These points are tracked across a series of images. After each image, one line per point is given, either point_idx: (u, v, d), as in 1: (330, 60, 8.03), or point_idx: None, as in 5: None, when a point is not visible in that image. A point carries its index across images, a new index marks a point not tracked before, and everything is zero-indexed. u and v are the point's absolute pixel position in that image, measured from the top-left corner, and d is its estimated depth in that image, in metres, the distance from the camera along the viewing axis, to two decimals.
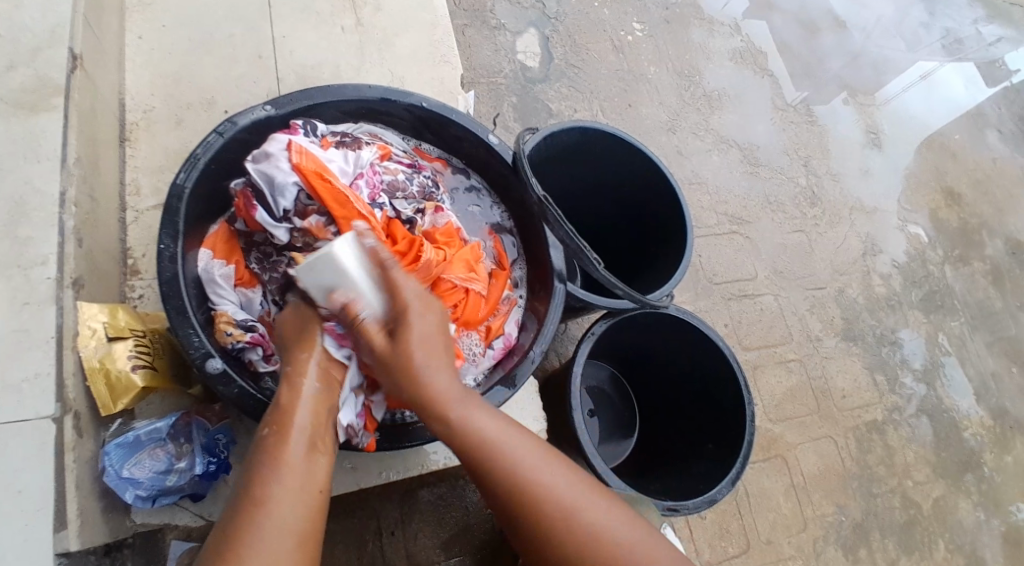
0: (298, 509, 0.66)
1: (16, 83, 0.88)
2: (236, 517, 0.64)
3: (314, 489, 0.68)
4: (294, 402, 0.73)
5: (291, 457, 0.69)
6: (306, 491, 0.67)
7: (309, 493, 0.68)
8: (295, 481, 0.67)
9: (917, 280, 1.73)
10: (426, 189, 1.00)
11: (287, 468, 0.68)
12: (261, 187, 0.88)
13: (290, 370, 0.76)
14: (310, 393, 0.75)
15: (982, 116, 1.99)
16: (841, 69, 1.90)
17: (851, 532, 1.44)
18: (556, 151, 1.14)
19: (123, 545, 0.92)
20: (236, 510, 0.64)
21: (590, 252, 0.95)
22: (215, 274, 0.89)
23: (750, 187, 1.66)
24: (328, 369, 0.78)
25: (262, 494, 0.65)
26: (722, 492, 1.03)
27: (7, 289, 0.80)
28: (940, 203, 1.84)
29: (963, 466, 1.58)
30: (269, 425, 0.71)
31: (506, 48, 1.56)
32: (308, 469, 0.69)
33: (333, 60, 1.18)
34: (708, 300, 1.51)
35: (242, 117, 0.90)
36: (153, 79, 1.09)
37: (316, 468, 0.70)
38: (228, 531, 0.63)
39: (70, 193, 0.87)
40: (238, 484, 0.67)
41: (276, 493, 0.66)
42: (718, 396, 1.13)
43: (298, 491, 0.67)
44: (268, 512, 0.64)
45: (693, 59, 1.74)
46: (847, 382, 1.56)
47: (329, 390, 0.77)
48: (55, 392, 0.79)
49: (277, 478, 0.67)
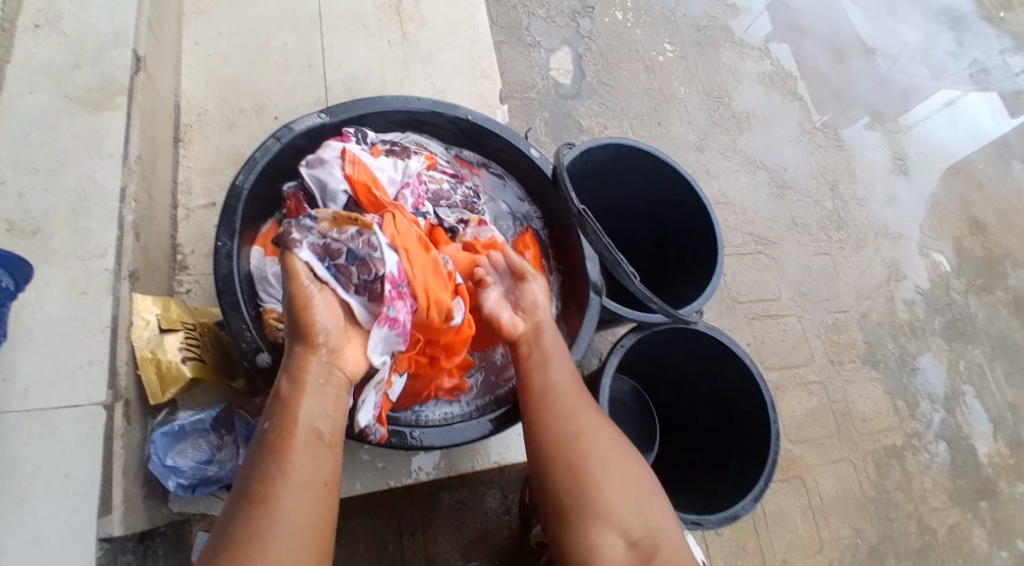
0: (304, 507, 0.66)
1: (83, 83, 0.93)
2: (241, 513, 0.64)
3: (318, 485, 0.68)
4: (294, 396, 0.72)
5: (294, 447, 0.69)
6: (306, 486, 0.67)
7: (313, 487, 0.68)
8: (300, 479, 0.68)
9: (940, 307, 1.73)
10: (469, 200, 1.03)
11: (291, 463, 0.68)
12: (314, 192, 0.92)
13: (289, 363, 0.75)
14: (311, 386, 0.74)
15: (1009, 147, 2.00)
16: (869, 96, 1.92)
17: (867, 555, 1.44)
18: (592, 166, 1.17)
19: (158, 534, 0.95)
20: (239, 507, 0.65)
21: (627, 265, 0.97)
22: (267, 272, 0.91)
23: (776, 209, 1.68)
24: (331, 365, 0.76)
25: (263, 494, 0.65)
26: (745, 509, 1.04)
27: (67, 279, 0.84)
28: (964, 231, 1.85)
29: (981, 495, 1.58)
30: (272, 418, 0.71)
31: (540, 64, 1.60)
32: (312, 461, 0.69)
33: (379, 70, 1.22)
34: (732, 318, 1.53)
35: (298, 124, 0.93)
36: (207, 83, 1.13)
37: (319, 461, 0.70)
38: (232, 535, 0.63)
39: (129, 189, 0.91)
40: (242, 480, 0.67)
41: (277, 493, 0.65)
42: (745, 413, 1.15)
43: (302, 488, 0.67)
44: (271, 514, 0.64)
45: (723, 81, 1.76)
46: (867, 406, 1.57)
47: (333, 384, 0.76)
48: (108, 379, 0.82)
49: (283, 477, 0.67)
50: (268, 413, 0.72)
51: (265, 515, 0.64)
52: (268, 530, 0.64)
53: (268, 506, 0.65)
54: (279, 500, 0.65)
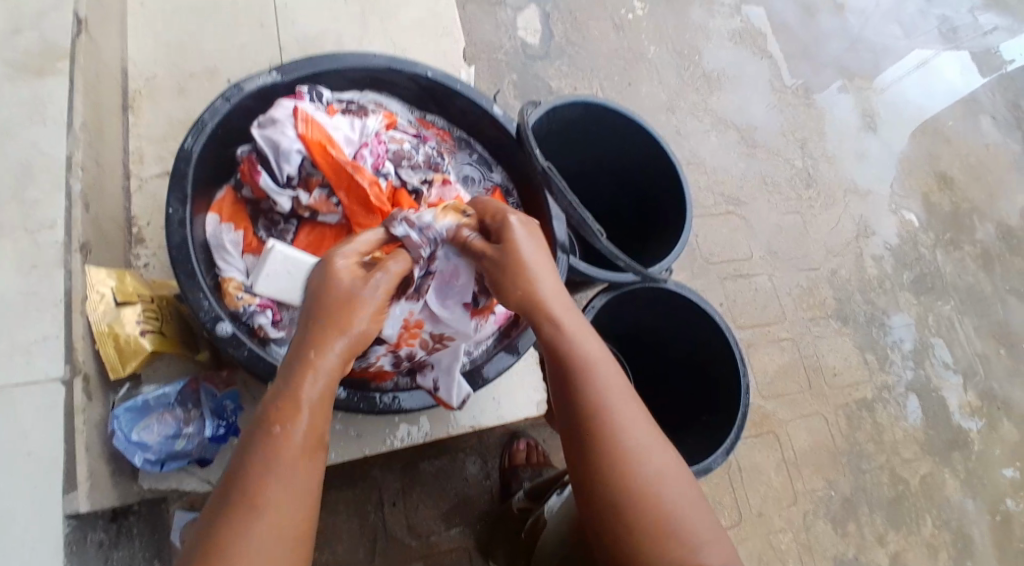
0: (294, 508, 0.59)
1: (21, 46, 0.88)
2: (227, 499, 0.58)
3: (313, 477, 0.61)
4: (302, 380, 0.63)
5: (295, 434, 0.61)
6: (304, 479, 0.60)
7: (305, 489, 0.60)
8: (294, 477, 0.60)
9: (909, 262, 1.75)
10: (432, 160, 1.00)
11: (283, 456, 0.60)
12: (267, 153, 0.89)
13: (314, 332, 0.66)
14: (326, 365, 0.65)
15: (977, 103, 2.01)
16: (839, 53, 1.91)
17: (840, 506, 1.47)
18: (559, 126, 1.15)
19: (129, 512, 0.93)
20: (226, 493, 0.58)
21: (592, 222, 0.96)
22: (224, 240, 0.90)
23: (747, 167, 1.67)
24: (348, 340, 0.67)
25: (255, 488, 0.58)
26: (717, 462, 1.05)
27: (15, 252, 0.81)
28: (933, 187, 1.86)
29: (950, 444, 1.62)
30: (276, 403, 0.62)
31: (506, 25, 1.56)
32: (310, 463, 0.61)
33: (336, 32, 1.18)
34: (704, 278, 1.53)
35: (248, 83, 0.90)
36: (156, 48, 1.09)
37: (312, 462, 0.61)
38: (212, 522, 0.58)
39: (76, 157, 0.87)
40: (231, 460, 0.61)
41: (273, 486, 0.58)
42: (718, 370, 1.15)
43: (292, 484, 0.59)
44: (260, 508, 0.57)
45: (692, 39, 1.74)
46: (838, 360, 1.59)
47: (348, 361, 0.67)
48: (65, 353, 0.79)
49: (276, 475, 0.59)
50: (270, 391, 0.64)
51: (251, 514, 0.57)
52: (256, 527, 0.57)
53: (255, 498, 0.58)
54: (268, 497, 0.58)
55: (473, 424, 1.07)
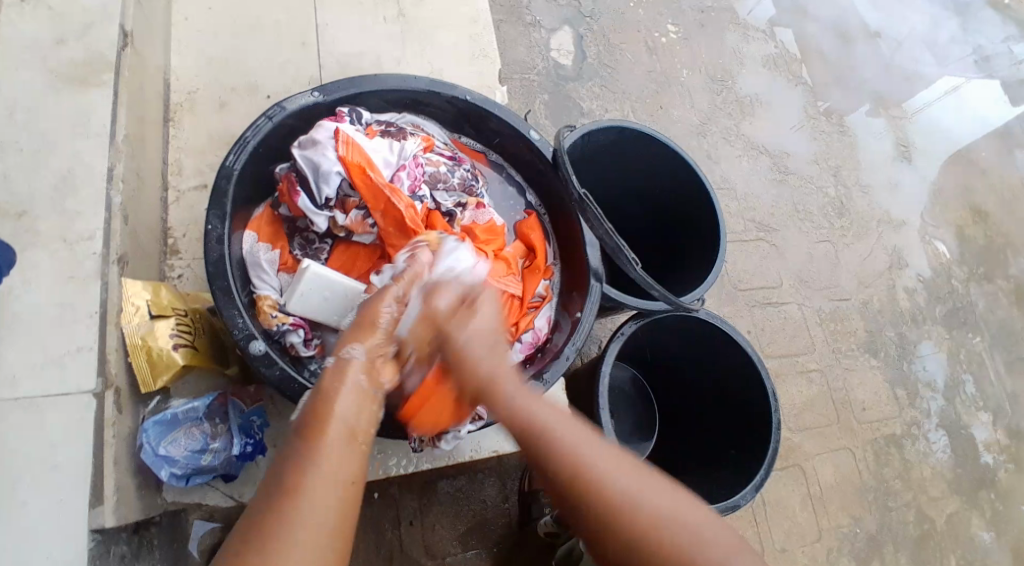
0: (331, 510, 0.58)
1: (67, 58, 0.89)
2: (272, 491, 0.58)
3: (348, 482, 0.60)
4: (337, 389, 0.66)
5: (327, 440, 0.61)
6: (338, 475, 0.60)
7: (330, 507, 0.58)
8: (325, 496, 0.58)
9: (942, 296, 1.72)
10: (467, 182, 1.02)
11: (323, 461, 0.60)
12: (306, 173, 0.90)
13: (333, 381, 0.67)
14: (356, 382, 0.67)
15: (1011, 135, 1.98)
16: (874, 81, 1.89)
17: (865, 544, 1.44)
18: (592, 149, 1.14)
19: (151, 523, 0.91)
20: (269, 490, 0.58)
21: (629, 251, 0.97)
22: (260, 258, 0.90)
23: (779, 194, 1.65)
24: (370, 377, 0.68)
25: (297, 479, 0.58)
26: (745, 498, 1.03)
27: (53, 263, 0.81)
28: (967, 220, 1.83)
29: (979, 485, 1.58)
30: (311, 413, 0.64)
31: (540, 44, 1.56)
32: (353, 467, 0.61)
33: (374, 49, 1.19)
34: (733, 306, 1.51)
35: (291, 102, 0.91)
36: (197, 61, 1.10)
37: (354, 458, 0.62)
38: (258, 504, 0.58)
39: (117, 169, 0.88)
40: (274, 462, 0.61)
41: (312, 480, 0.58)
42: (747, 404, 1.13)
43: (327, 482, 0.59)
44: (297, 499, 0.57)
45: (726, 63, 1.73)
46: (867, 394, 1.56)
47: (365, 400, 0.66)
48: (98, 366, 0.79)
49: (311, 476, 0.59)
50: (304, 407, 0.65)
51: (300, 486, 0.58)
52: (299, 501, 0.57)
53: (296, 499, 0.57)
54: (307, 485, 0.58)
55: (496, 449, 1.08)
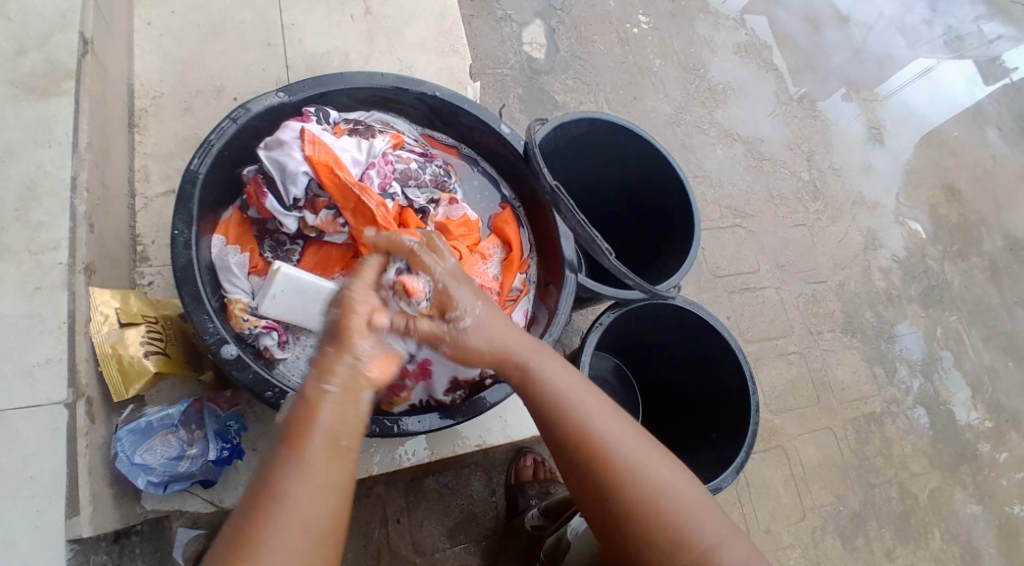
0: (315, 514, 0.61)
1: (25, 67, 0.88)
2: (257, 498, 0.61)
3: (331, 490, 0.63)
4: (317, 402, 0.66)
5: (310, 447, 0.64)
6: (323, 481, 0.63)
7: (315, 518, 0.62)
8: (311, 507, 0.62)
9: (918, 274, 1.74)
10: (438, 178, 1.02)
11: (310, 467, 0.63)
12: (273, 174, 0.89)
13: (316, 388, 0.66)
14: (332, 396, 0.66)
15: (981, 114, 2.00)
16: (845, 65, 1.90)
17: (849, 521, 1.45)
18: (564, 141, 1.14)
19: (132, 532, 0.90)
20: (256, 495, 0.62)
21: (601, 242, 0.95)
22: (230, 262, 0.90)
23: (755, 180, 1.67)
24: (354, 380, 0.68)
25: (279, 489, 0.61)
26: (727, 480, 1.04)
27: (18, 274, 0.80)
28: (940, 198, 1.85)
29: (959, 458, 1.60)
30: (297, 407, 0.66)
31: (512, 39, 1.56)
32: (326, 472, 0.63)
33: (342, 48, 1.18)
34: (712, 292, 1.52)
35: (255, 103, 0.90)
36: (161, 66, 1.09)
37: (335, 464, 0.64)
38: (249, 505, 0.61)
39: (81, 177, 0.87)
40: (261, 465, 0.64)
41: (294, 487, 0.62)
42: (726, 387, 1.14)
43: (311, 491, 0.62)
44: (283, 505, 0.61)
45: (698, 52, 1.74)
46: (847, 374, 1.57)
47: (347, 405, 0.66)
48: (68, 376, 0.78)
49: (292, 487, 0.62)
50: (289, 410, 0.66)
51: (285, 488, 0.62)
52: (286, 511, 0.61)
53: (282, 505, 0.61)
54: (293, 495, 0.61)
55: (480, 442, 1.09)
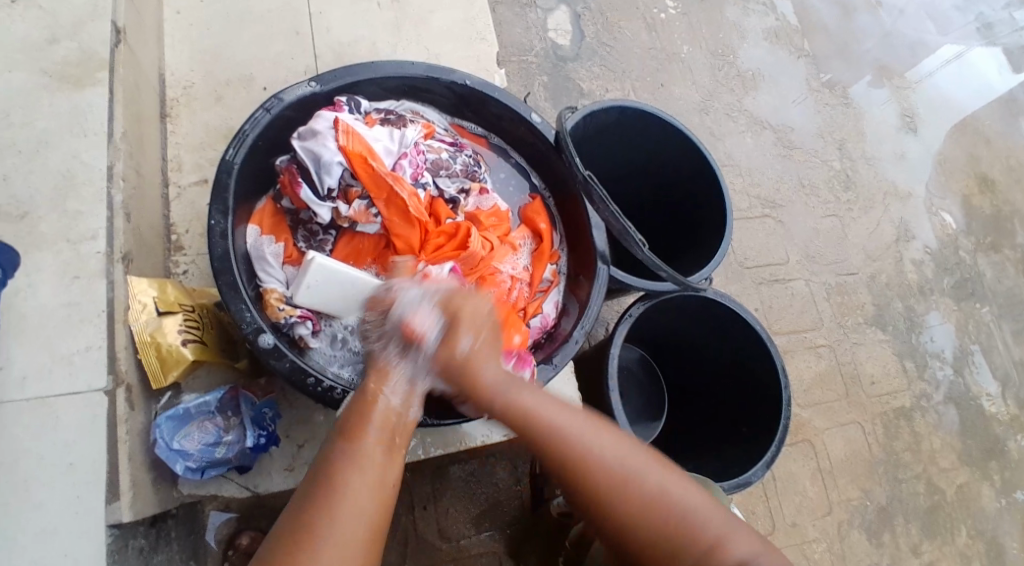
0: (368, 509, 0.61)
1: (60, 56, 0.88)
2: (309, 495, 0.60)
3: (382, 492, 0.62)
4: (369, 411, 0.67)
5: (365, 446, 0.64)
6: (379, 481, 0.63)
7: (373, 513, 0.61)
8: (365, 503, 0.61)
9: (950, 267, 1.71)
10: (470, 169, 1.01)
11: (364, 464, 0.62)
12: (307, 165, 0.89)
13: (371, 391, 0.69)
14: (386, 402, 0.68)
15: (1016, 103, 1.95)
16: (877, 51, 1.86)
17: (876, 516, 1.44)
18: (593, 130, 1.12)
19: (168, 516, 0.91)
20: (308, 490, 0.61)
21: (635, 232, 0.95)
22: (264, 251, 0.91)
23: (784, 169, 1.64)
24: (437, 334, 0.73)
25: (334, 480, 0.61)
26: (757, 475, 1.03)
27: (57, 263, 0.81)
28: (974, 189, 1.81)
29: (989, 454, 1.58)
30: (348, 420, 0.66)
31: (537, 25, 1.54)
32: (383, 467, 0.63)
33: (370, 37, 1.18)
34: (739, 284, 1.51)
35: (288, 93, 0.90)
36: (192, 55, 1.09)
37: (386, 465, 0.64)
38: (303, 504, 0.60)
39: (117, 167, 0.87)
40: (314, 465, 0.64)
41: (352, 482, 0.61)
42: (756, 381, 1.13)
43: (368, 489, 0.61)
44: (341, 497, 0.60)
45: (727, 38, 1.71)
46: (876, 368, 1.55)
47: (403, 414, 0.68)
48: (108, 364, 0.79)
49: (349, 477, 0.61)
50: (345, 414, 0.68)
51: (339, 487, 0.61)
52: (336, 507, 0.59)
53: (338, 499, 0.60)
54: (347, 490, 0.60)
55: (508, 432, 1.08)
